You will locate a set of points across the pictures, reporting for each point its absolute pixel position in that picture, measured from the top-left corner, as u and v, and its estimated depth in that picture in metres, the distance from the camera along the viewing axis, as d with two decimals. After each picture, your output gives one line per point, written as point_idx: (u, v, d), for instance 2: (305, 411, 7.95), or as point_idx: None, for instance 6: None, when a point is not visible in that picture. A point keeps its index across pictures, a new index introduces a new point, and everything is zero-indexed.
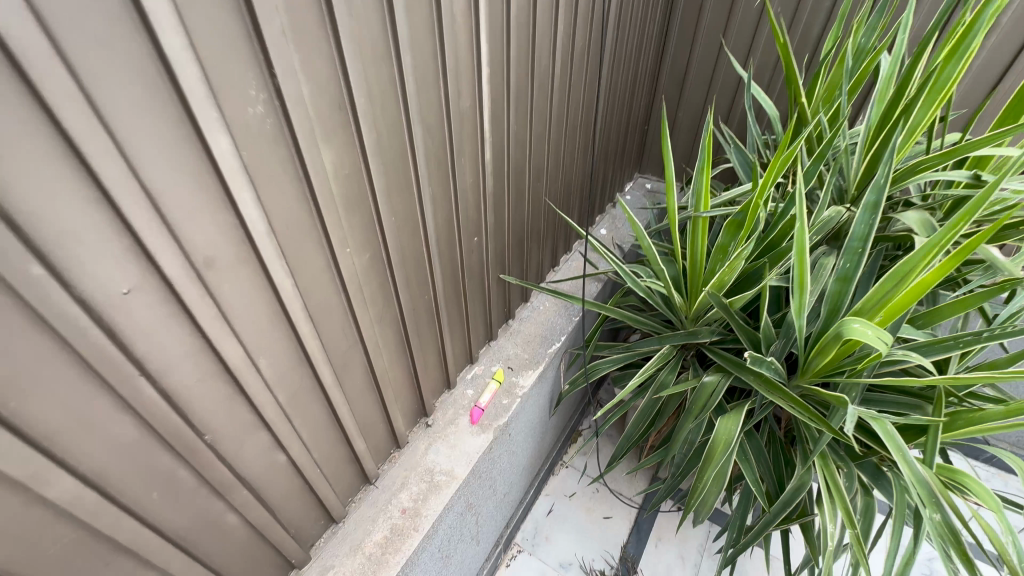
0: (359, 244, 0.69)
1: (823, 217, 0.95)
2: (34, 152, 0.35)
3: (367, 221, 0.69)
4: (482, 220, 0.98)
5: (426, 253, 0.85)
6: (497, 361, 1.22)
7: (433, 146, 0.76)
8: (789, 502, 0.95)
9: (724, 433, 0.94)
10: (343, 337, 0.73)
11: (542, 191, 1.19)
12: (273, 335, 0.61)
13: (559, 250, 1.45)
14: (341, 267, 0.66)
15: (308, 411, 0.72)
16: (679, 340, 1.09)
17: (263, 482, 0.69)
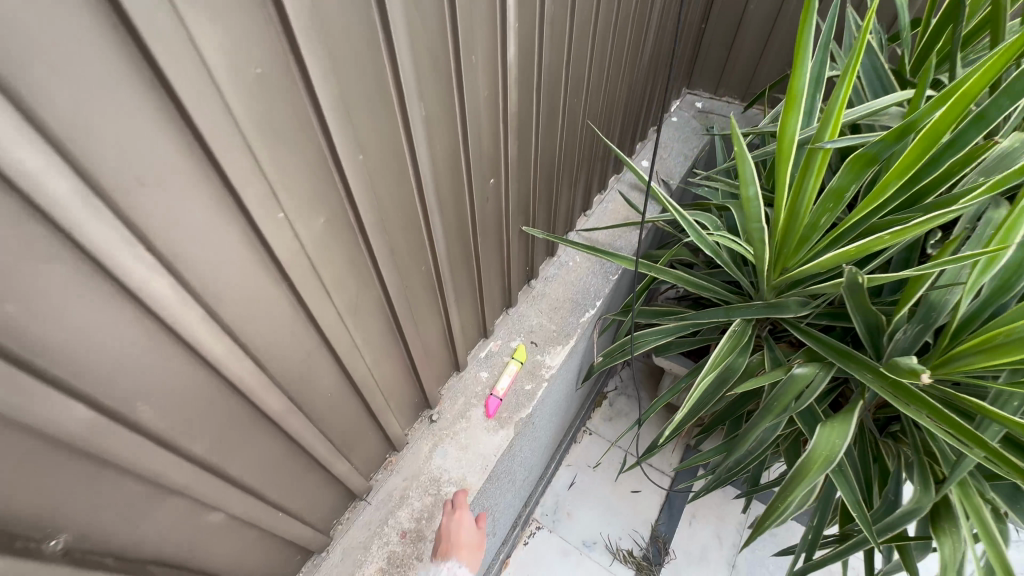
0: (306, 205, 0.41)
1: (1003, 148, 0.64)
2: None
3: (318, 167, 0.41)
4: (501, 153, 0.69)
5: (422, 208, 0.57)
6: (517, 334, 0.98)
7: (424, 34, 0.45)
8: (892, 526, 0.75)
9: (824, 447, 0.71)
10: (296, 346, 0.48)
11: (581, 111, 0.88)
12: (160, 368, 0.36)
13: (593, 189, 1.15)
14: (274, 247, 0.40)
15: (250, 451, 0.49)
16: (755, 314, 0.84)
17: (190, 554, 0.48)
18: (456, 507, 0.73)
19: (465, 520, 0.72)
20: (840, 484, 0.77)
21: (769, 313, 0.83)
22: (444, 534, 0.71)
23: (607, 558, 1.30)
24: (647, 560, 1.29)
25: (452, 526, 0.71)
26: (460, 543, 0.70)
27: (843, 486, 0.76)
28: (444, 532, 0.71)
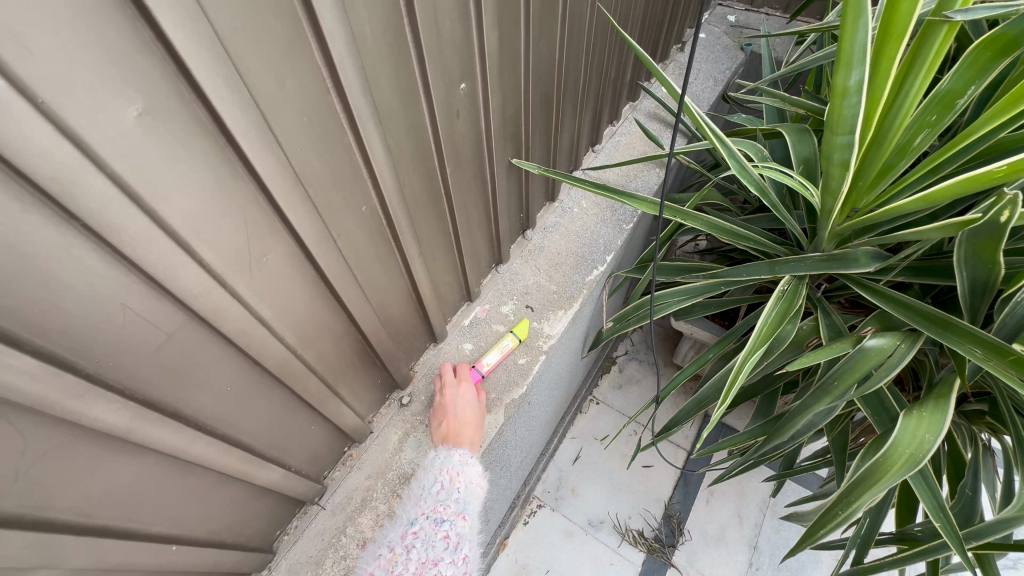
0: (85, 81, 0.23)
1: None
2: None
3: (92, 6, 0.22)
4: (475, 45, 0.49)
5: (348, 118, 0.38)
6: (509, 296, 0.80)
7: None
8: (980, 535, 0.59)
9: (905, 443, 0.54)
10: (138, 327, 0.31)
11: (589, 1, 0.67)
12: None
13: (603, 118, 0.93)
14: (15, 157, 0.22)
15: (99, 480, 0.34)
16: (812, 268, 0.65)
17: None
18: (456, 380, 0.68)
19: (468, 394, 0.66)
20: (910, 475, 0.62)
21: (830, 268, 0.64)
22: (446, 410, 0.65)
23: (615, 539, 1.18)
24: (659, 542, 1.17)
25: (456, 400, 0.66)
26: (466, 418, 0.65)
27: (915, 479, 0.61)
28: (445, 407, 0.65)
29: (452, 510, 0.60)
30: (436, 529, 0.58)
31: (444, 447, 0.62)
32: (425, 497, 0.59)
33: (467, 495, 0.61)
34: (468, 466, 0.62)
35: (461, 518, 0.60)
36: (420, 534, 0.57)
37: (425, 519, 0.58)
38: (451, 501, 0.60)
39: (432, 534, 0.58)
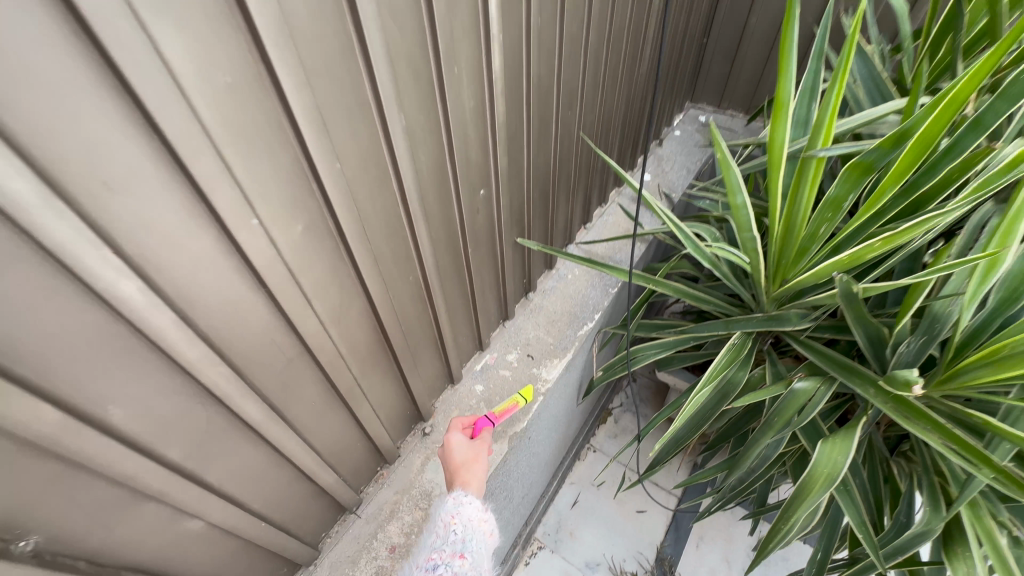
0: (281, 213, 0.42)
1: (1005, 155, 0.62)
2: None
3: (293, 177, 0.41)
4: (491, 165, 0.69)
5: (407, 220, 0.57)
6: (513, 346, 0.97)
7: (403, 48, 0.47)
8: (901, 549, 0.71)
9: (825, 465, 0.68)
10: (275, 354, 0.49)
11: (576, 125, 0.89)
12: (140, 370, 0.37)
13: (592, 202, 1.14)
14: (249, 254, 0.40)
15: (233, 458, 0.50)
16: (755, 326, 0.82)
17: (177, 559, 0.49)
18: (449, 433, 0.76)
19: (453, 442, 0.73)
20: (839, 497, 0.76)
21: (769, 326, 0.81)
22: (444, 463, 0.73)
23: None
24: None
25: (447, 452, 0.73)
26: (456, 464, 0.71)
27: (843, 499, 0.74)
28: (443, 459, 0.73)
29: (447, 552, 0.60)
30: (429, 574, 0.59)
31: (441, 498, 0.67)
32: (425, 548, 0.62)
33: (465, 537, 0.62)
34: (463, 507, 0.65)
35: (457, 558, 0.60)
36: None
37: (423, 568, 0.60)
38: (445, 544, 0.61)
39: None
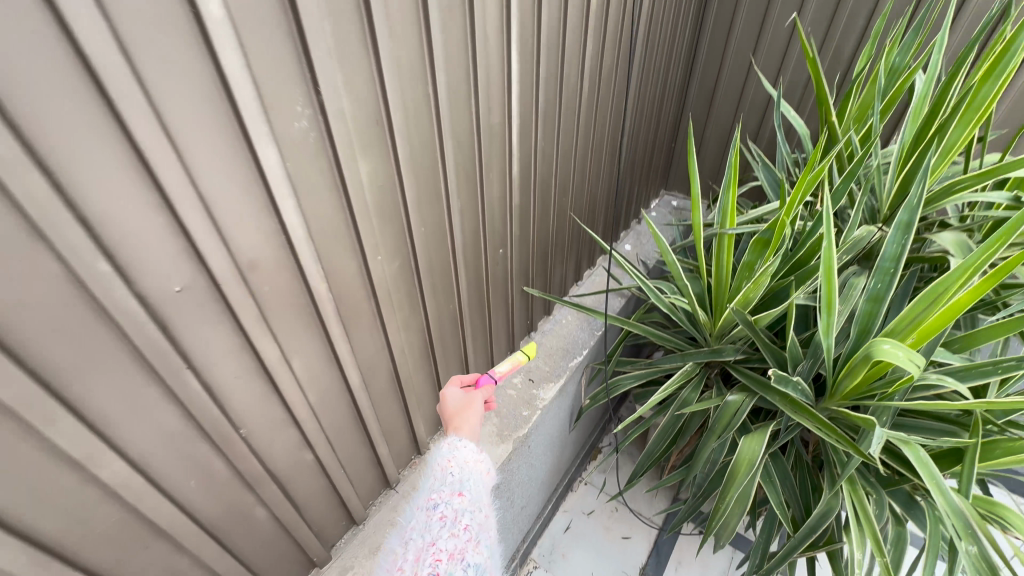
0: (387, 252, 0.71)
1: (854, 235, 0.92)
2: (108, 167, 0.39)
3: (396, 231, 0.71)
4: (506, 232, 1.00)
5: (451, 263, 0.87)
6: (518, 372, 1.23)
7: (462, 160, 0.78)
8: (813, 529, 0.91)
9: (748, 454, 0.92)
10: (369, 342, 0.76)
11: (568, 206, 1.21)
12: (308, 335, 0.64)
13: (582, 265, 1.45)
14: (368, 274, 0.69)
15: (334, 411, 0.75)
16: (702, 357, 1.07)
17: (291, 479, 0.73)
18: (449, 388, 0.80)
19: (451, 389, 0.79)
20: (765, 486, 1.01)
21: (712, 357, 1.06)
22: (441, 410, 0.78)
23: None
24: None
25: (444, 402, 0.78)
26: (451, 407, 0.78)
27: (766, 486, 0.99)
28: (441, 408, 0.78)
29: (446, 491, 0.62)
30: (431, 512, 0.61)
31: (436, 446, 0.70)
32: (424, 491, 0.64)
33: (463, 476, 0.64)
34: (458, 451, 0.67)
35: (457, 496, 0.62)
36: (418, 523, 0.61)
37: (424, 508, 0.62)
38: (444, 485, 0.63)
39: (428, 519, 0.60)
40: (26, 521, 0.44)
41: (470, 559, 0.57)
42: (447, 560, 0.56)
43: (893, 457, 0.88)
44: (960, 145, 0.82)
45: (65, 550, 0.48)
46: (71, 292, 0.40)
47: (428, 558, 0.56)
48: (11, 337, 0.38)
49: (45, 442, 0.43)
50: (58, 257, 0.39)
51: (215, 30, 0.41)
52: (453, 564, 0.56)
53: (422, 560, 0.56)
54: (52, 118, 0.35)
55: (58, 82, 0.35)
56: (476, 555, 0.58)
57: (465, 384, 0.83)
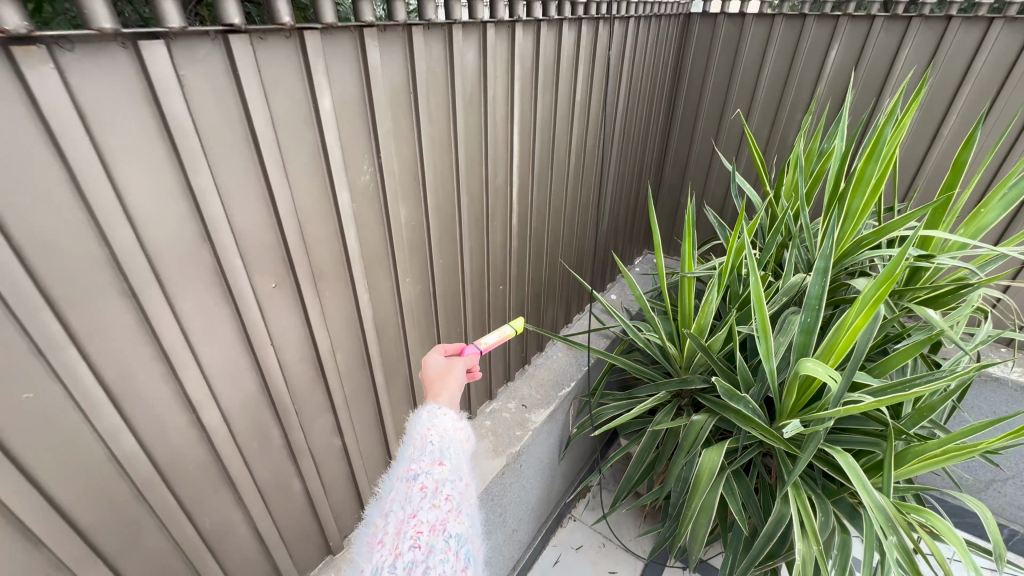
0: (413, 277, 0.92)
1: (789, 280, 1.12)
2: (250, 197, 0.60)
3: (421, 261, 0.92)
4: (506, 271, 1.21)
5: (461, 292, 1.06)
6: (513, 399, 1.40)
7: (474, 210, 1.01)
8: (771, 535, 1.02)
9: (708, 463, 1.07)
10: (394, 350, 0.94)
11: (559, 254, 1.43)
12: (350, 335, 0.83)
13: (572, 309, 1.65)
14: (399, 292, 0.89)
15: (361, 405, 0.92)
16: (674, 386, 1.21)
17: (323, 460, 0.88)
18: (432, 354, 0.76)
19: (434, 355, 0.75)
20: (727, 497, 1.15)
21: (683, 386, 1.20)
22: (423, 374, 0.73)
23: None
24: None
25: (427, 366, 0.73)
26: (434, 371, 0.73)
27: (728, 498, 1.13)
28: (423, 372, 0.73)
29: (426, 460, 0.56)
30: (409, 483, 0.54)
31: (414, 412, 0.63)
32: (400, 462, 0.57)
33: (443, 445, 0.57)
34: (438, 418, 0.60)
35: (437, 465, 0.55)
36: (397, 496, 0.54)
37: (401, 480, 0.55)
38: (424, 454, 0.56)
39: (407, 491, 0.53)
40: (150, 446, 0.61)
41: (454, 530, 0.52)
42: (429, 533, 0.50)
43: (833, 468, 1.03)
44: (862, 211, 1.04)
45: (166, 477, 0.64)
46: (212, 278, 0.60)
47: (409, 531, 0.50)
48: (175, 304, 0.57)
49: (174, 385, 0.61)
50: (211, 254, 0.59)
51: (324, 116, 0.64)
52: (435, 536, 0.50)
53: (402, 533, 0.50)
54: (227, 166, 0.57)
55: (235, 144, 0.57)
56: (458, 526, 0.52)
57: (449, 354, 0.80)
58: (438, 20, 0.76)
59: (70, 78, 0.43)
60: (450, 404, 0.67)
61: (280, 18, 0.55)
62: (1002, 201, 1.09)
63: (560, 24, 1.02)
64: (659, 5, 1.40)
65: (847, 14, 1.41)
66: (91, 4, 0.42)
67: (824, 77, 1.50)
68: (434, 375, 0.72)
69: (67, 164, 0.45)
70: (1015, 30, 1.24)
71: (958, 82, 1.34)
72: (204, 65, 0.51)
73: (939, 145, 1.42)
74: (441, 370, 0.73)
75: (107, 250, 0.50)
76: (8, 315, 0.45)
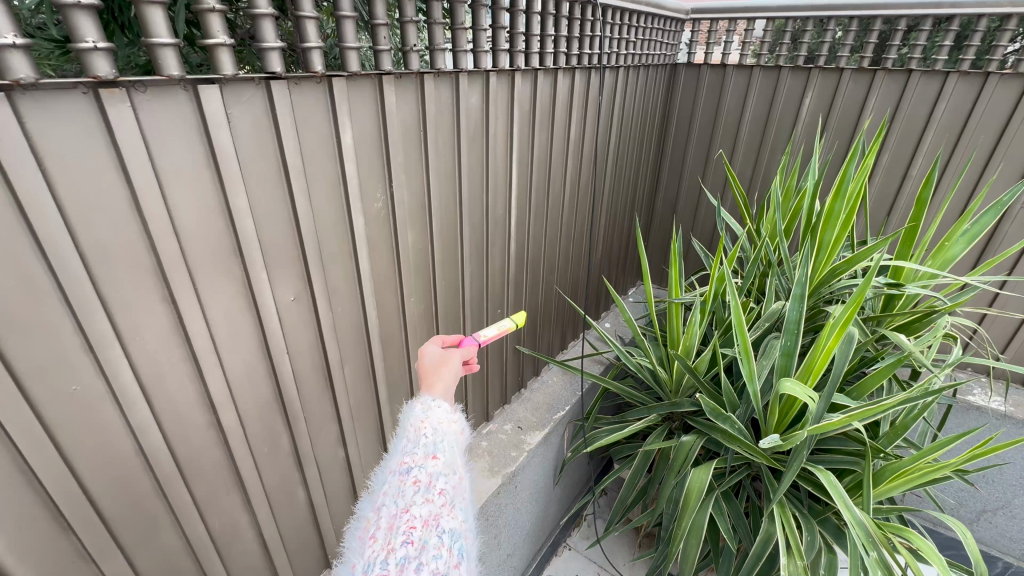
0: (417, 297, 0.98)
1: (769, 307, 1.20)
2: (277, 217, 0.68)
3: (425, 282, 0.99)
4: (505, 296, 1.28)
5: (461, 313, 1.13)
6: (509, 421, 1.44)
7: (475, 236, 1.09)
8: (759, 554, 1.05)
9: (697, 482, 1.10)
10: (397, 365, 1.00)
11: (554, 282, 1.51)
12: (357, 349, 0.89)
13: (567, 336, 1.71)
14: (403, 310, 0.96)
15: (364, 418, 0.97)
16: (664, 408, 1.25)
17: (326, 469, 0.92)
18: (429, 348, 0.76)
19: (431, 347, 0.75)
20: (716, 518, 1.16)
21: (673, 409, 1.24)
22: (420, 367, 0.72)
23: None
24: None
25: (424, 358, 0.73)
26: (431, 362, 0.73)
27: (717, 518, 1.16)
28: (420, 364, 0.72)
29: (419, 454, 0.56)
30: (403, 476, 0.54)
31: (408, 407, 0.63)
32: (394, 456, 0.57)
33: (436, 439, 0.58)
34: (431, 412, 0.61)
35: (431, 459, 0.55)
36: (389, 491, 0.53)
37: (394, 474, 0.54)
38: (417, 447, 0.56)
39: (400, 485, 0.53)
40: (173, 443, 0.66)
41: (447, 525, 0.51)
42: (422, 527, 0.49)
43: (816, 487, 1.07)
44: (834, 242, 1.13)
45: (185, 475, 0.68)
46: (240, 289, 0.67)
47: (401, 525, 0.49)
48: (207, 311, 0.64)
49: (199, 386, 0.66)
50: (241, 267, 0.66)
51: (345, 149, 0.73)
52: (428, 530, 0.49)
53: (395, 527, 0.49)
54: (260, 189, 0.65)
55: (268, 172, 0.65)
56: (452, 521, 0.52)
57: (447, 348, 0.80)
58: (446, 69, 0.87)
59: (141, 114, 0.51)
60: (444, 397, 0.66)
61: (313, 65, 0.65)
62: (965, 236, 1.17)
63: (555, 73, 1.14)
64: (646, 56, 1.54)
65: (818, 66, 1.55)
66: (164, 56, 0.51)
67: (800, 122, 1.63)
68: (428, 367, 0.71)
69: (131, 185, 0.52)
70: (970, 82, 1.36)
71: (922, 127, 1.46)
72: (248, 105, 0.60)
73: (909, 184, 1.53)
74: (436, 362, 0.72)
75: (155, 260, 0.57)
76: (68, 313, 0.52)
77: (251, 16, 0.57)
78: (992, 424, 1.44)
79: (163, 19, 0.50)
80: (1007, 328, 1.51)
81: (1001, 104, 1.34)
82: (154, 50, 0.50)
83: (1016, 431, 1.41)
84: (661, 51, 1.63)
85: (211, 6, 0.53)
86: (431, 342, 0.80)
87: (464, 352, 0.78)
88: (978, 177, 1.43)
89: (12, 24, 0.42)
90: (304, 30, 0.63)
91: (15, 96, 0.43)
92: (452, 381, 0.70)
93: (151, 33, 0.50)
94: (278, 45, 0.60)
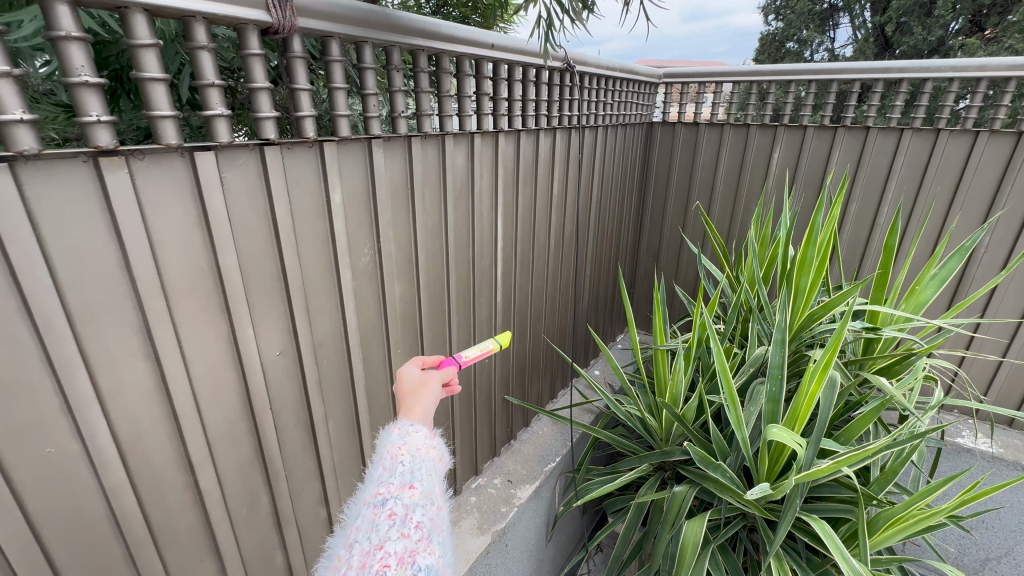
0: (404, 349, 0.99)
1: (753, 352, 1.22)
2: (266, 272, 0.70)
3: (410, 334, 1.00)
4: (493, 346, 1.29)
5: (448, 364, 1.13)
6: (498, 475, 1.40)
7: (462, 288, 1.11)
8: None
9: (691, 535, 1.06)
10: (382, 418, 0.98)
11: (541, 330, 1.52)
12: (342, 402, 0.88)
13: (556, 385, 1.71)
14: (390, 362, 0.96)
15: (349, 474, 0.95)
16: (655, 458, 1.23)
17: (307, 530, 0.89)
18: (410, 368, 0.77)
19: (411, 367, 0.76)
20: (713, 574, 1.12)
21: (664, 458, 1.22)
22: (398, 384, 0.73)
23: None
24: None
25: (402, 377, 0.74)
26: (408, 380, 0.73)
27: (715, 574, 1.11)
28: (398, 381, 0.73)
29: (395, 484, 0.54)
30: (377, 509, 0.52)
31: (385, 432, 0.62)
32: (369, 485, 0.55)
33: (414, 467, 0.56)
34: (409, 437, 0.59)
35: (407, 489, 0.54)
36: (363, 525, 0.51)
37: (369, 507, 0.52)
38: (393, 476, 0.55)
39: (375, 518, 0.51)
40: (147, 507, 0.63)
41: (424, 562, 0.48)
42: (396, 566, 0.47)
43: (813, 537, 1.05)
44: (810, 288, 1.17)
45: (158, 541, 0.65)
46: (225, 344, 0.67)
47: (374, 564, 0.47)
48: (190, 367, 0.64)
49: (178, 445, 0.65)
50: (228, 323, 0.66)
51: (334, 208, 0.76)
52: (403, 569, 0.47)
53: (367, 565, 0.47)
54: (250, 247, 0.67)
55: (258, 229, 0.67)
56: (428, 557, 0.49)
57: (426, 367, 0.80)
58: (433, 132, 0.92)
59: (137, 178, 0.54)
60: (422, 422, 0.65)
61: (305, 132, 0.69)
62: (934, 279, 1.21)
63: (537, 132, 1.21)
64: (623, 115, 1.64)
65: (783, 124, 1.65)
66: (164, 127, 0.54)
67: (770, 175, 1.72)
68: (407, 389, 0.71)
69: (122, 245, 0.54)
70: (924, 137, 1.46)
71: (884, 178, 1.55)
72: (242, 169, 0.63)
73: (878, 231, 1.61)
74: (415, 384, 0.72)
75: (141, 318, 0.57)
76: (49, 373, 0.51)
77: (248, 89, 0.61)
78: (983, 466, 1.44)
79: (164, 93, 0.54)
80: (986, 369, 1.54)
81: (955, 156, 1.44)
82: (155, 122, 0.54)
83: (1005, 471, 1.40)
84: (637, 111, 1.73)
85: (210, 81, 0.57)
86: (412, 363, 0.80)
87: (443, 374, 0.77)
88: (940, 224, 1.51)
89: (21, 101, 0.45)
90: (298, 100, 0.67)
91: (17, 165, 0.45)
92: (430, 402, 0.69)
93: (152, 107, 0.53)
94: (272, 114, 0.64)
